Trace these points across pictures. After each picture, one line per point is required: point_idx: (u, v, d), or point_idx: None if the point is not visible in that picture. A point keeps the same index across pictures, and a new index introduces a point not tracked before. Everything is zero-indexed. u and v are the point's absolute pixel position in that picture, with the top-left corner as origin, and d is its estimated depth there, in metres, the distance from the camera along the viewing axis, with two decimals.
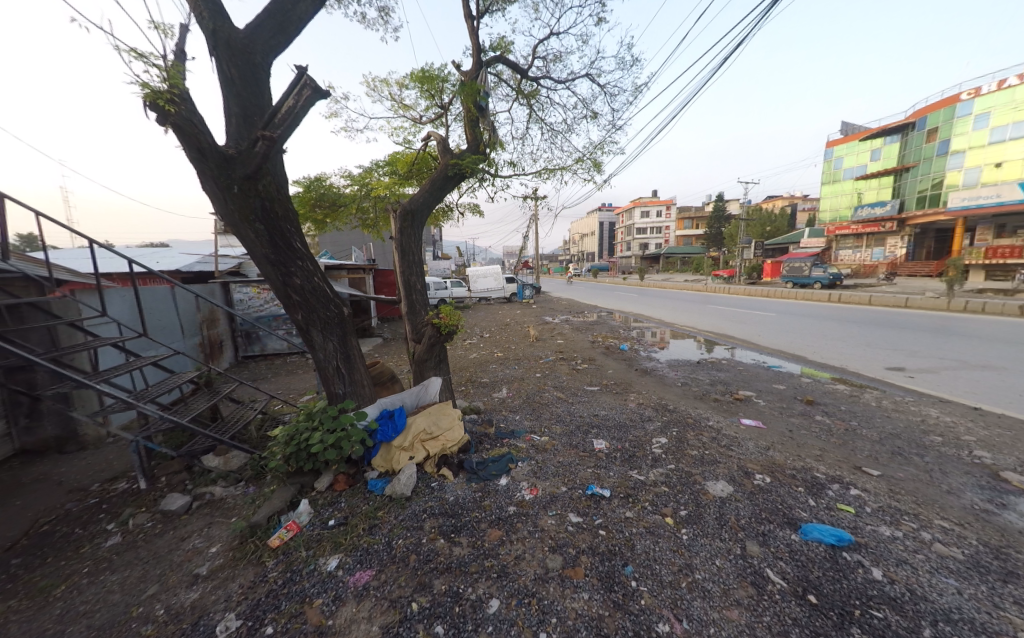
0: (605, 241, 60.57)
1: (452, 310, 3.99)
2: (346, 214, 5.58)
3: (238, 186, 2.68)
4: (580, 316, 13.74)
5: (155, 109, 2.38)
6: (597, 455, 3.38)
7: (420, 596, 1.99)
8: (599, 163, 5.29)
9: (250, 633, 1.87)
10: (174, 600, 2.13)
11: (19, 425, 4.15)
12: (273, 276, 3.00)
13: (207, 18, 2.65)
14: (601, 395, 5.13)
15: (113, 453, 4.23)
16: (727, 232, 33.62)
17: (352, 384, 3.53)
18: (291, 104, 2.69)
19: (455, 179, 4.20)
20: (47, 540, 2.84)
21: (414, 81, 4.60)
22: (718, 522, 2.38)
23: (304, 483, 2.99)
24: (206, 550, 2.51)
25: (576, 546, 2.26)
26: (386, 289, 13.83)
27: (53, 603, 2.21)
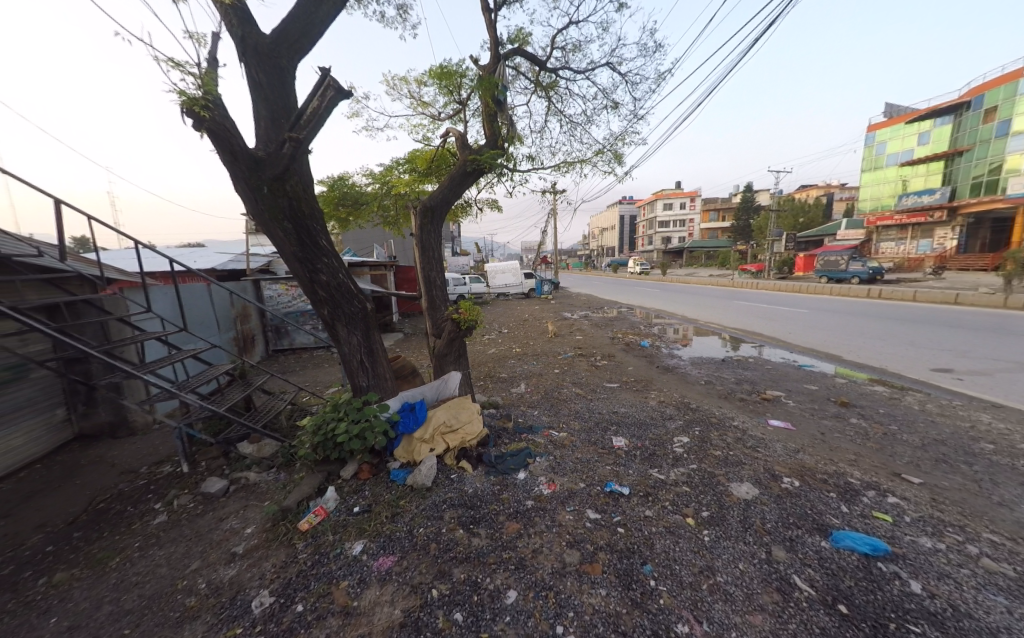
0: (626, 236, 59.50)
1: (471, 306, 4.03)
2: (368, 212, 5.70)
3: (268, 187, 2.78)
4: (600, 312, 13.59)
5: (192, 115, 2.48)
6: (617, 453, 3.35)
7: (440, 583, 2.04)
8: (620, 156, 5.19)
9: (283, 611, 1.97)
10: (214, 575, 2.27)
11: (77, 410, 4.48)
12: (301, 272, 3.11)
13: (237, 25, 2.73)
14: (622, 392, 5.08)
15: (159, 438, 4.51)
16: (755, 224, 32.33)
17: (375, 377, 3.63)
18: (316, 105, 2.75)
19: (474, 174, 4.21)
20: (103, 516, 3.06)
21: (433, 77, 4.62)
22: (742, 524, 2.32)
23: (330, 471, 3.10)
24: (242, 530, 2.65)
25: (594, 542, 2.26)
26: (407, 286, 14.06)
27: (109, 573, 2.40)
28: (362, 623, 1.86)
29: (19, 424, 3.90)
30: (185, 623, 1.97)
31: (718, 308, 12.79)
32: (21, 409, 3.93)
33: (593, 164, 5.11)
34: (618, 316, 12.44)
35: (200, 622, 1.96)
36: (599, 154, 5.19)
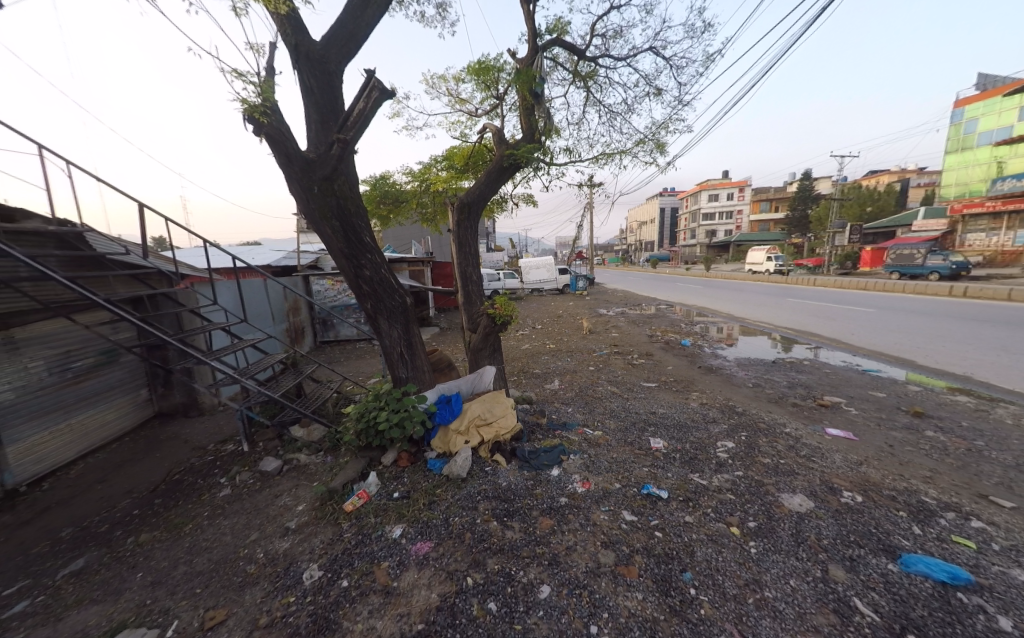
0: (667, 229, 57.11)
1: (506, 301, 4.04)
2: (407, 209, 5.86)
3: (318, 187, 2.93)
4: (638, 309, 13.15)
5: (252, 122, 2.66)
6: (654, 455, 3.24)
7: (475, 572, 2.09)
8: (663, 144, 4.96)
9: (330, 584, 2.10)
10: (271, 546, 2.46)
11: (157, 391, 5.00)
12: (347, 267, 3.26)
13: (290, 34, 2.87)
14: (660, 392, 4.90)
15: (224, 419, 4.94)
16: (812, 215, 29.84)
17: (414, 369, 3.74)
18: (361, 107, 2.85)
19: (510, 169, 4.21)
20: (178, 486, 3.41)
21: (471, 74, 4.65)
22: (794, 538, 2.17)
23: (372, 456, 3.25)
24: (294, 507, 2.84)
25: (630, 544, 2.21)
26: (443, 281, 14.36)
27: (184, 537, 2.67)
28: (401, 603, 1.94)
29: (111, 401, 4.42)
30: (246, 587, 2.15)
31: (768, 305, 11.97)
32: (113, 388, 4.45)
33: (634, 154, 4.92)
34: (658, 313, 11.99)
35: (259, 588, 2.14)
36: (640, 143, 4.99)
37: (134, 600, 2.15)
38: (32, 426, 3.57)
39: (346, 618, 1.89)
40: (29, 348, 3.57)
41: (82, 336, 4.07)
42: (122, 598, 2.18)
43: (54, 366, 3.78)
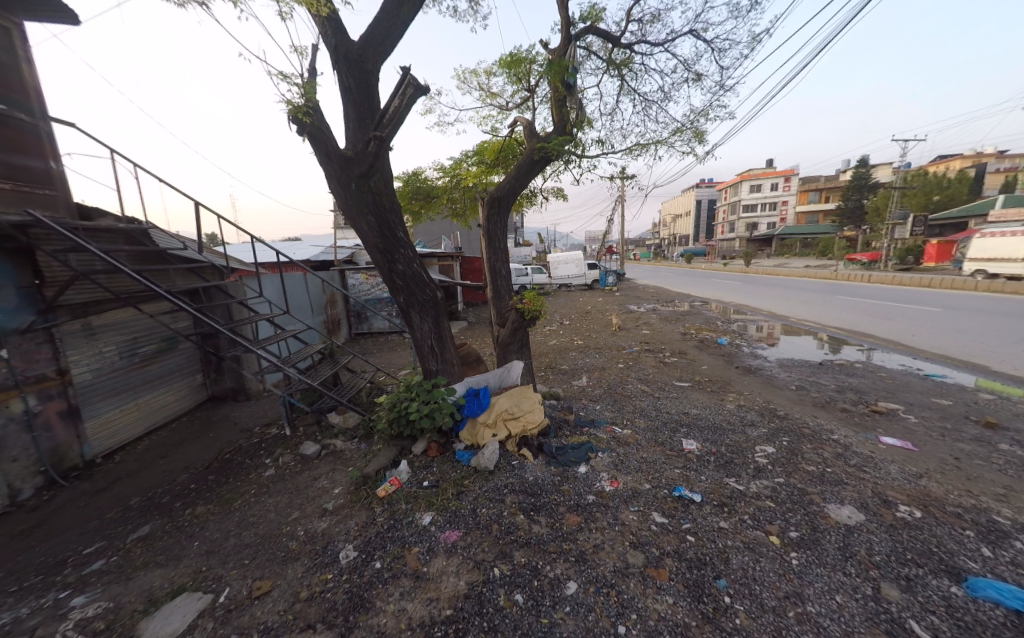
0: (703, 223, 54.75)
1: (535, 296, 4.02)
2: (438, 205, 5.93)
3: (355, 184, 3.04)
4: (671, 305, 12.72)
5: (296, 122, 2.79)
6: (687, 456, 3.13)
7: (501, 563, 2.12)
8: (702, 133, 4.74)
9: (364, 565, 2.20)
10: (310, 525, 2.61)
11: (210, 376, 5.39)
12: (381, 262, 3.35)
13: (331, 35, 2.97)
14: (693, 392, 4.73)
15: (268, 404, 5.26)
16: (868, 206, 27.57)
17: (444, 362, 3.82)
18: (396, 104, 2.91)
19: (541, 163, 4.16)
20: (229, 464, 3.68)
21: (502, 67, 4.63)
22: (841, 552, 2.04)
23: (403, 445, 3.35)
24: (331, 490, 2.99)
25: (660, 546, 2.16)
26: (472, 276, 14.50)
27: (234, 512, 2.88)
28: (431, 588, 2.00)
29: (171, 384, 4.81)
30: (289, 561, 2.30)
31: (815, 303, 11.23)
32: (173, 372, 4.84)
33: (670, 144, 4.74)
34: (692, 310, 11.54)
35: (300, 563, 2.27)
36: (677, 132, 4.78)
37: (192, 566, 2.35)
38: (106, 403, 3.95)
39: (379, 598, 1.97)
40: (103, 333, 3.94)
41: (147, 324, 4.45)
42: (181, 563, 2.39)
43: (124, 351, 4.15)
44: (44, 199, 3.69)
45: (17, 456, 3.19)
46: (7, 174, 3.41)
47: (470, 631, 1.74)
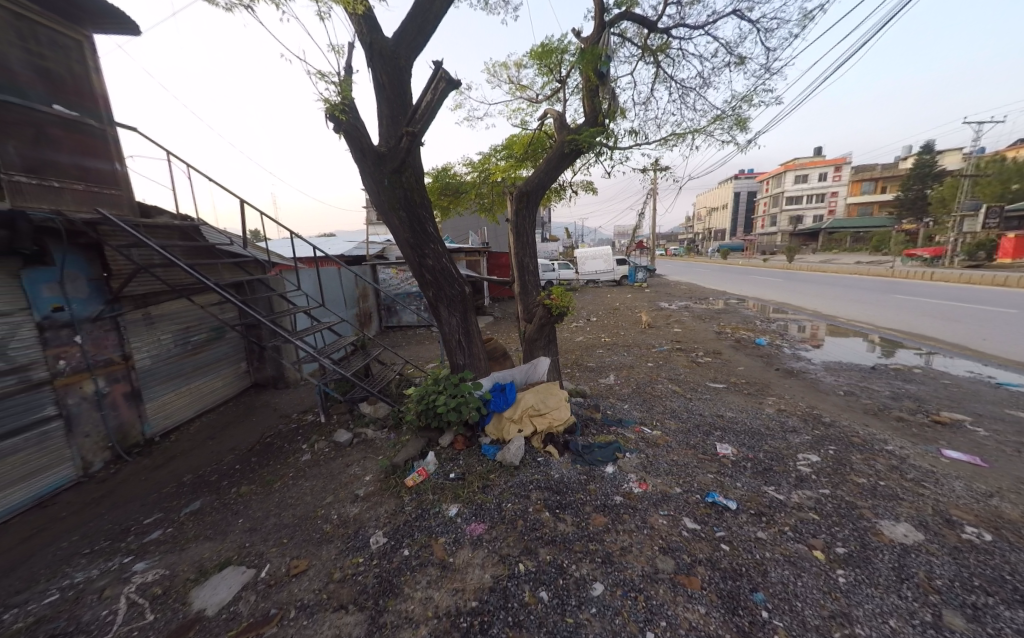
0: (741, 217, 52.17)
1: (563, 292, 3.96)
2: (466, 201, 5.95)
3: (388, 179, 3.09)
4: (705, 303, 12.22)
5: (333, 120, 2.87)
6: (721, 461, 3.00)
7: (527, 559, 2.11)
8: (744, 120, 4.48)
9: (393, 551, 2.26)
10: (343, 510, 2.71)
11: (253, 364, 5.70)
12: (411, 256, 3.41)
13: (367, 33, 3.03)
14: (728, 394, 4.52)
15: (305, 393, 5.51)
16: (931, 197, 25.25)
17: (471, 356, 3.84)
18: (429, 99, 2.92)
19: (571, 155, 4.08)
20: (269, 448, 3.88)
21: (533, 58, 4.56)
22: (896, 573, 1.88)
23: (431, 437, 3.41)
24: (362, 477, 3.09)
25: (692, 553, 2.09)
26: (498, 271, 14.52)
27: (274, 493, 3.04)
28: (456, 579, 2.03)
29: (219, 370, 5.13)
30: (324, 543, 2.40)
31: (866, 303, 10.44)
32: (220, 359, 5.16)
33: (709, 133, 4.51)
34: (728, 309, 11.03)
35: (333, 546, 2.36)
36: (717, 121, 4.54)
37: (236, 542, 2.50)
38: (163, 387, 4.27)
39: (407, 585, 2.02)
40: (160, 322, 4.25)
41: (198, 314, 4.76)
42: (228, 538, 2.55)
43: (178, 339, 4.46)
44: (110, 197, 4.01)
45: (89, 432, 3.51)
46: (79, 176, 3.72)
47: (495, 624, 1.75)
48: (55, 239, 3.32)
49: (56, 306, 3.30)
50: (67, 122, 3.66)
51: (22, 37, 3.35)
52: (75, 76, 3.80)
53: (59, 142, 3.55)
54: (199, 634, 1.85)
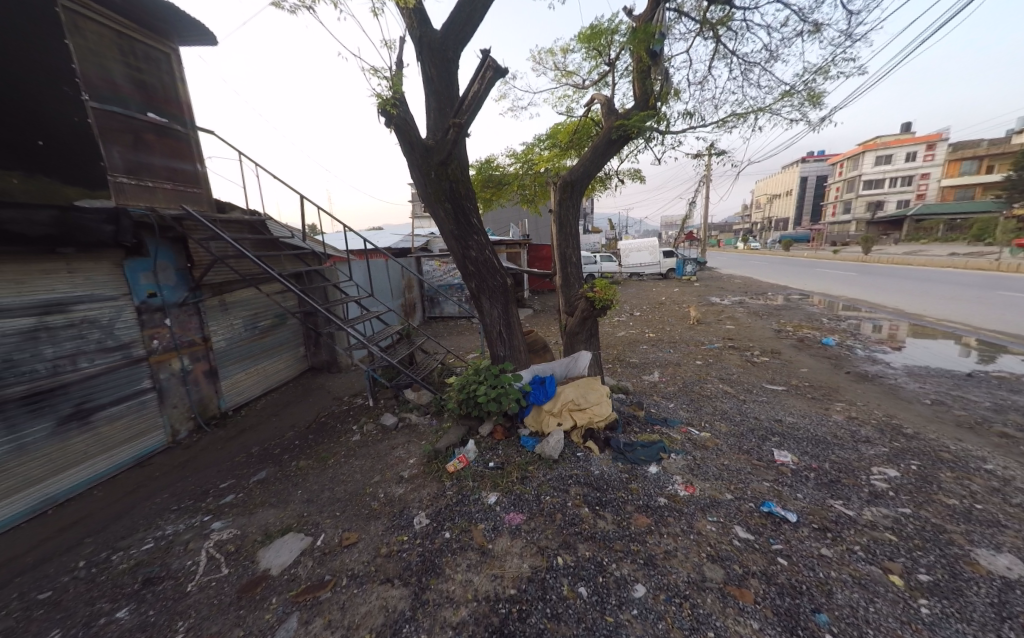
0: (808, 204, 47.60)
1: (607, 285, 3.84)
2: (509, 192, 5.91)
3: (434, 172, 3.13)
4: (762, 298, 11.35)
5: (384, 114, 2.96)
6: (779, 469, 2.79)
7: (565, 553, 2.10)
8: (818, 95, 4.03)
9: (435, 533, 2.34)
10: (389, 489, 2.85)
11: (310, 349, 6.12)
12: (456, 248, 3.46)
13: (417, 27, 3.08)
14: (788, 398, 4.18)
15: (355, 377, 5.83)
16: None
17: (511, 348, 3.85)
18: (476, 89, 2.91)
19: (619, 142, 3.92)
20: (323, 427, 4.17)
21: (581, 42, 4.40)
22: (994, 609, 1.64)
23: (471, 425, 3.48)
24: (407, 460, 3.23)
25: (743, 564, 1.96)
26: (539, 263, 14.40)
27: (328, 468, 3.26)
28: (495, 565, 2.07)
29: (282, 354, 5.57)
30: (372, 519, 2.54)
31: (962, 301, 9.13)
32: (282, 344, 5.59)
33: (775, 111, 4.12)
34: (790, 305, 10.14)
35: (380, 522, 2.50)
36: (786, 98, 4.14)
37: (296, 510, 2.72)
38: (236, 367, 4.72)
39: (448, 566, 2.08)
40: (233, 308, 4.68)
41: (264, 301, 5.19)
42: (289, 507, 2.78)
43: (248, 324, 4.90)
44: (193, 195, 4.45)
45: (176, 403, 3.95)
46: (168, 176, 4.17)
47: (533, 614, 1.76)
48: (150, 233, 3.76)
49: (151, 292, 3.74)
50: (158, 127, 4.09)
51: (124, 53, 3.78)
52: (164, 85, 4.24)
53: (152, 146, 3.98)
54: (265, 591, 2.04)
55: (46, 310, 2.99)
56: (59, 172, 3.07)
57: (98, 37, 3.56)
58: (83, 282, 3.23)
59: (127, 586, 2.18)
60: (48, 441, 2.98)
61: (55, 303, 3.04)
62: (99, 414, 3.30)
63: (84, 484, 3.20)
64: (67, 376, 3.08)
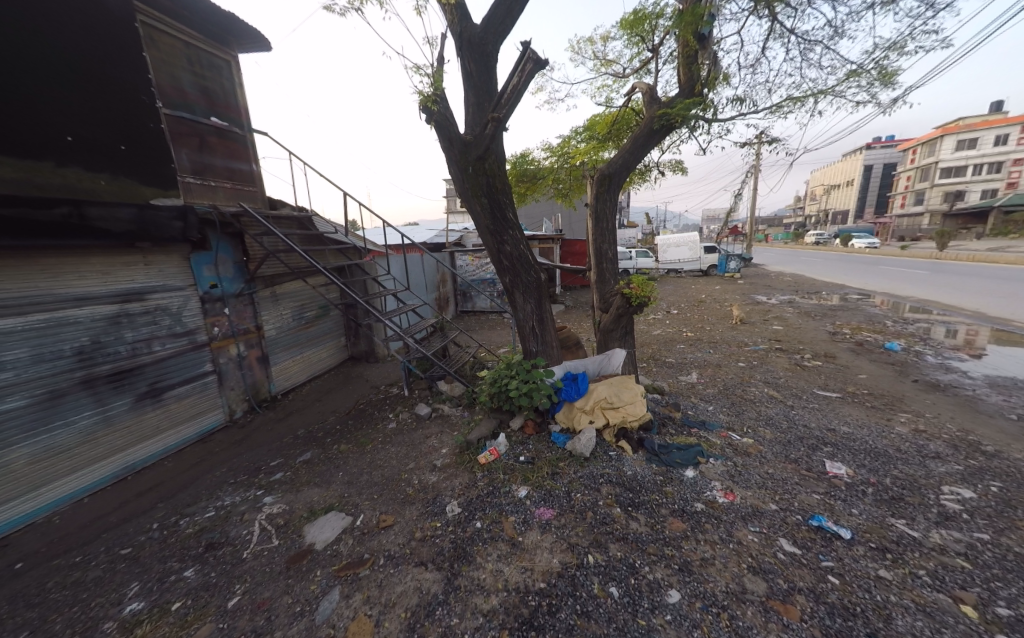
0: (871, 196, 43.55)
1: (644, 281, 3.73)
2: (544, 186, 5.86)
3: (472, 167, 3.15)
4: (814, 298, 10.55)
5: (425, 111, 3.04)
6: (831, 482, 2.60)
7: (596, 552, 2.08)
8: (891, 74, 3.65)
9: (466, 521, 2.40)
10: (423, 477, 2.94)
11: (350, 339, 6.41)
12: (491, 243, 3.48)
13: (457, 23, 3.11)
14: (843, 406, 3.87)
15: (392, 367, 6.06)
16: None
17: (544, 343, 3.84)
18: (515, 83, 2.89)
19: (661, 132, 3.77)
20: (362, 414, 4.37)
21: (622, 29, 4.25)
22: None
23: (502, 419, 3.51)
24: (439, 449, 3.32)
25: (789, 579, 1.85)
26: (572, 258, 14.22)
27: (366, 453, 3.42)
28: (525, 558, 2.09)
29: (325, 343, 5.88)
30: (407, 503, 2.64)
31: None
32: (326, 333, 5.90)
33: (839, 93, 3.78)
34: (848, 305, 9.35)
35: (415, 507, 2.59)
36: (852, 79, 3.79)
37: (338, 491, 2.88)
38: (285, 354, 5.04)
39: (479, 555, 2.13)
40: (283, 299, 5.00)
41: (310, 293, 5.50)
42: (331, 487, 2.94)
43: (295, 314, 5.21)
44: (249, 193, 4.77)
45: (234, 386, 4.29)
46: (228, 176, 4.49)
47: (563, 609, 1.77)
48: (213, 228, 4.08)
49: (213, 283, 4.06)
50: (220, 131, 4.40)
51: (191, 63, 4.09)
52: (226, 91, 4.55)
53: (215, 148, 4.30)
54: (311, 563, 2.18)
55: (127, 298, 3.32)
56: (139, 173, 3.39)
57: (170, 48, 3.88)
58: (157, 273, 3.57)
59: (192, 549, 2.41)
60: (127, 415, 3.33)
61: (133, 291, 3.37)
62: (169, 393, 3.64)
63: (157, 454, 3.55)
64: (144, 357, 3.42)
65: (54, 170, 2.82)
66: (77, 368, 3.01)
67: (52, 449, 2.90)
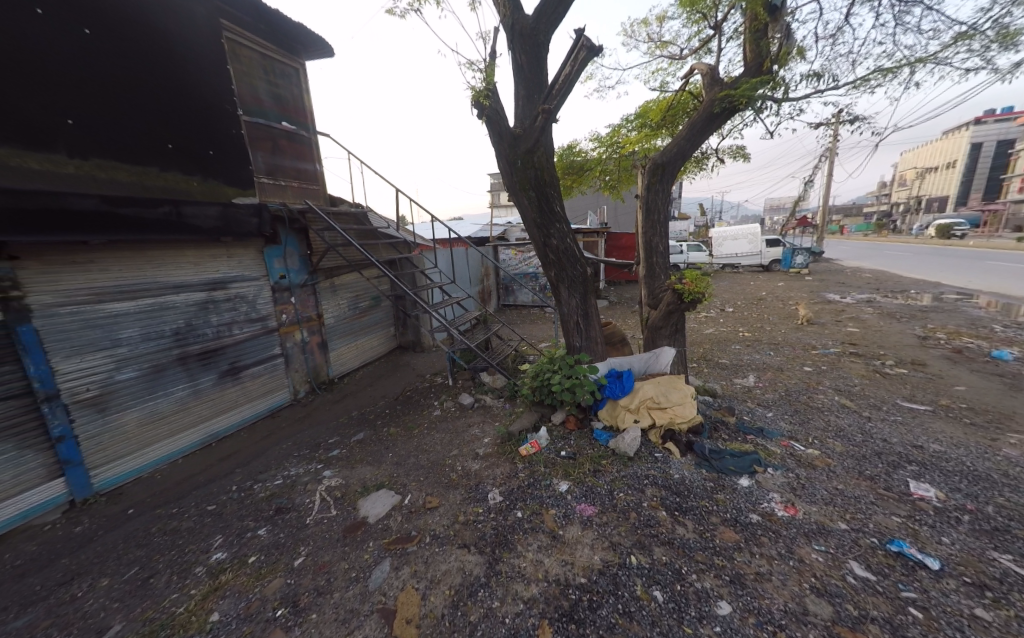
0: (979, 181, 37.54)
1: (698, 277, 3.52)
2: (591, 178, 5.69)
3: (520, 160, 3.14)
4: (899, 297, 9.36)
5: (477, 105, 3.07)
6: (915, 504, 2.31)
7: (639, 553, 2.03)
8: (1013, 34, 3.11)
9: (507, 510, 2.44)
10: (466, 464, 3.03)
11: (400, 328, 6.72)
12: (538, 237, 3.45)
13: (509, 15, 3.09)
14: (932, 420, 3.41)
15: (438, 357, 6.28)
16: None
17: (588, 339, 3.76)
18: (568, 72, 2.85)
19: (722, 115, 3.50)
20: (410, 400, 4.58)
21: (681, 7, 4.00)
22: None
23: (544, 412, 3.51)
24: (482, 438, 3.40)
25: (860, 606, 1.69)
26: (618, 252, 13.79)
27: (413, 437, 3.59)
28: (566, 551, 2.08)
29: (377, 331, 6.22)
30: (451, 488, 2.74)
31: None
32: (378, 322, 6.23)
33: (941, 61, 3.28)
34: (943, 306, 8.18)
35: (458, 492, 2.68)
36: (959, 44, 3.28)
37: (388, 470, 3.05)
38: (342, 340, 5.39)
39: (519, 543, 2.16)
40: (340, 289, 5.34)
41: (364, 284, 5.83)
42: (381, 466, 3.13)
43: (351, 304, 5.55)
44: (313, 191, 5.13)
45: (298, 367, 4.69)
46: (296, 175, 4.85)
47: (604, 606, 1.75)
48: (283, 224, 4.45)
49: (282, 274, 4.44)
50: (289, 133, 4.76)
51: (266, 71, 4.45)
52: (294, 96, 4.90)
53: (285, 150, 4.66)
54: (364, 534, 2.33)
55: (213, 286, 3.73)
56: (225, 175, 3.79)
57: (250, 59, 4.25)
58: (237, 264, 3.96)
59: (264, 511, 2.68)
60: (212, 389, 3.75)
61: (218, 280, 3.78)
62: (246, 371, 4.06)
63: (235, 425, 3.97)
64: (226, 339, 3.83)
65: (159, 174, 3.23)
66: (174, 346, 3.44)
67: (156, 416, 3.35)
